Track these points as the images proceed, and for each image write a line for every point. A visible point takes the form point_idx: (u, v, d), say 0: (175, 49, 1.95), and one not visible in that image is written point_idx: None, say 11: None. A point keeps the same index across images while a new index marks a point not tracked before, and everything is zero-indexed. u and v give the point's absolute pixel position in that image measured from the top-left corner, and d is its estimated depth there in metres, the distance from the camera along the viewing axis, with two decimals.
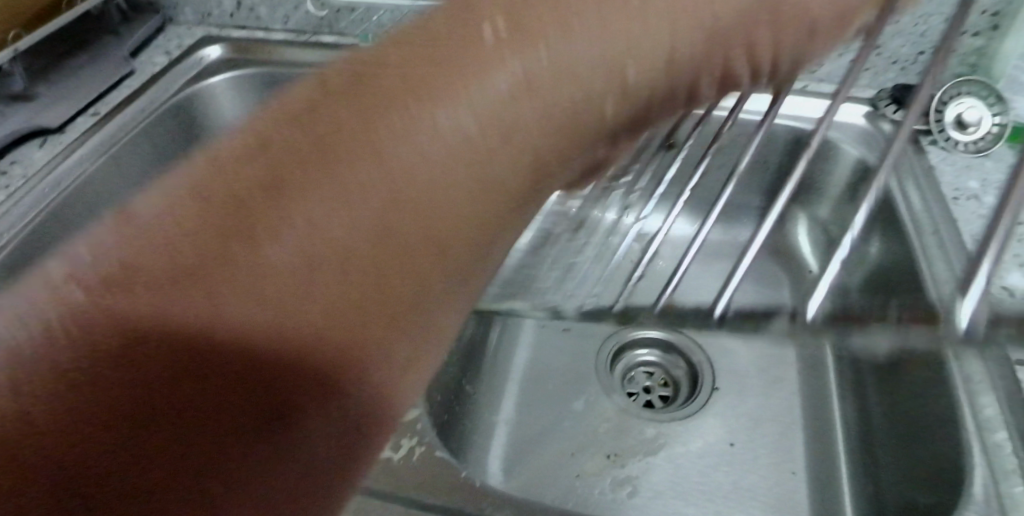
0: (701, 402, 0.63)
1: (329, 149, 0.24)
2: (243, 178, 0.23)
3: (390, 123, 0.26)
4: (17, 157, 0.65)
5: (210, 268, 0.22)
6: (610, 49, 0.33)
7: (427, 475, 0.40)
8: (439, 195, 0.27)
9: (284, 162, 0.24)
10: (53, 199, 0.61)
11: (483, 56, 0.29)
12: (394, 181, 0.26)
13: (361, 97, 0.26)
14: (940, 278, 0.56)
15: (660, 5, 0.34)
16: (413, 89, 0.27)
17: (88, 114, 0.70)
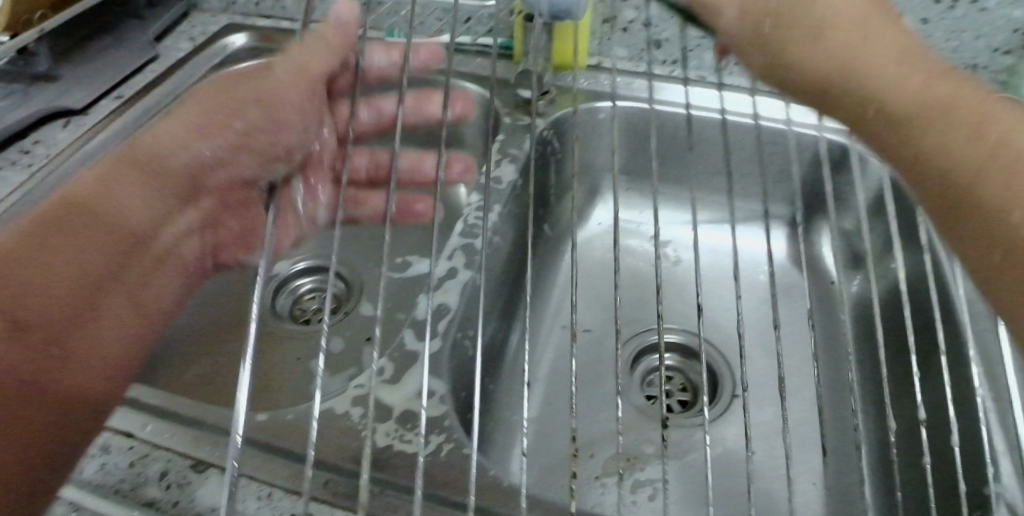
0: (724, 405, 0.63)
1: (118, 261, 0.42)
2: (95, 267, 0.40)
3: (120, 201, 0.42)
4: (40, 137, 0.64)
5: (58, 313, 0.38)
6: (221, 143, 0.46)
7: (450, 471, 0.37)
8: (120, 251, 0.42)
9: (80, 272, 0.39)
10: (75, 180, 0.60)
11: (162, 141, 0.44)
12: (126, 236, 0.42)
13: (100, 223, 0.41)
14: (973, 297, 0.55)
15: (151, 175, 0.44)
16: (137, 208, 0.43)
17: (112, 98, 0.68)
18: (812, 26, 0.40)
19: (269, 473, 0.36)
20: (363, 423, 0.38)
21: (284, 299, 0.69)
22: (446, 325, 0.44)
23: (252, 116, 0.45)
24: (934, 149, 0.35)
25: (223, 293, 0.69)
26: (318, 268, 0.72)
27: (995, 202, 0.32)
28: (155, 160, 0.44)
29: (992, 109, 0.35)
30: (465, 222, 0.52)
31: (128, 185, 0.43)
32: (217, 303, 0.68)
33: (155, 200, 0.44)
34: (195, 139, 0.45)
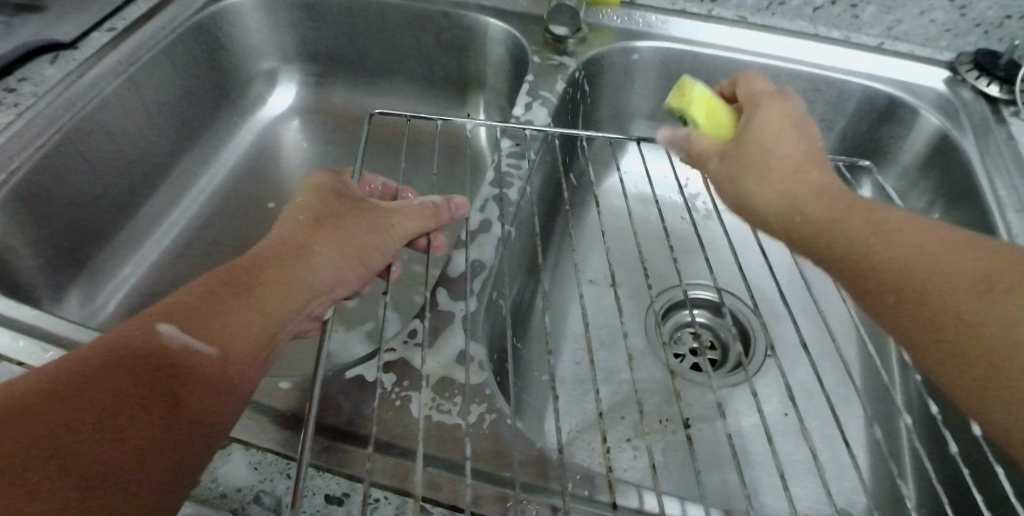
0: (755, 367, 0.60)
1: (269, 322, 0.33)
2: (250, 331, 0.33)
3: (301, 257, 0.36)
4: (24, 72, 0.57)
5: (193, 386, 0.30)
6: (377, 223, 0.40)
7: (490, 444, 0.34)
8: (272, 312, 0.34)
9: (235, 324, 0.32)
10: (66, 121, 0.54)
11: (347, 208, 0.40)
12: (285, 296, 0.35)
13: (270, 269, 0.35)
14: None
15: (327, 231, 0.38)
16: (299, 261, 0.36)
17: (103, 30, 0.62)
18: (754, 169, 0.44)
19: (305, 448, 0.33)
20: (395, 392, 0.35)
21: None
22: (481, 286, 0.40)
23: (381, 217, 0.41)
24: (897, 280, 0.34)
25: (228, 243, 0.64)
26: None
27: (1002, 353, 0.30)
28: (337, 214, 0.39)
29: (955, 242, 0.34)
30: (496, 171, 0.48)
31: (314, 241, 0.37)
32: (223, 254, 0.63)
33: (324, 261, 0.37)
34: (364, 213, 0.40)
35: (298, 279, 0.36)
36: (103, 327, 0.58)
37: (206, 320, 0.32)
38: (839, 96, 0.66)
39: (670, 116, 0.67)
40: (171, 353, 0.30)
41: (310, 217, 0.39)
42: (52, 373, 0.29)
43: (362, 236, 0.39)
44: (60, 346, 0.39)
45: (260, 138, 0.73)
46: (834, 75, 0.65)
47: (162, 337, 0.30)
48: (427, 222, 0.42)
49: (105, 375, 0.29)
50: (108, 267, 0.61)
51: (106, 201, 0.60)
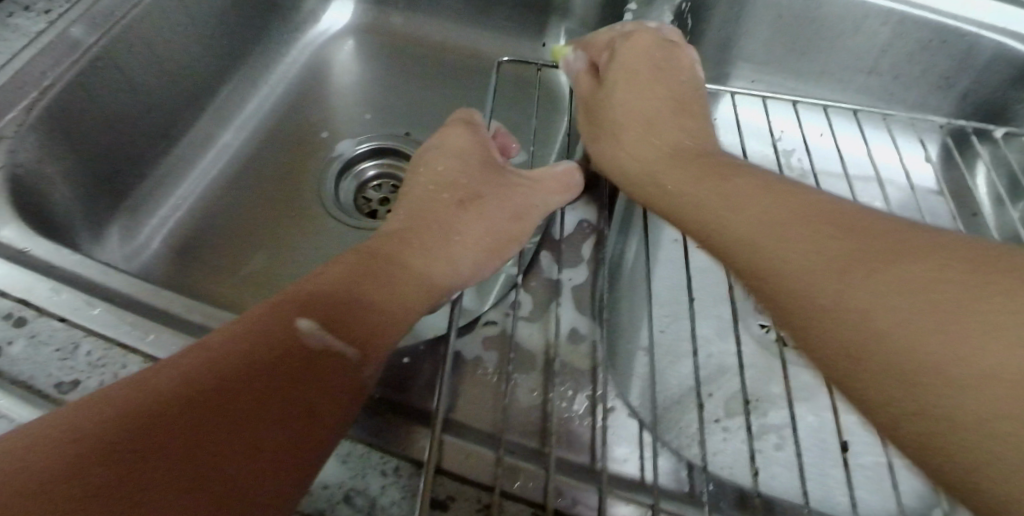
0: None
1: (399, 315, 0.33)
2: (387, 325, 0.32)
3: (431, 246, 0.36)
4: None
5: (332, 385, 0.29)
6: (507, 209, 0.39)
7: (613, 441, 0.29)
8: (405, 302, 0.33)
9: (374, 316, 0.32)
10: (103, 33, 0.48)
11: (475, 193, 0.39)
12: (417, 286, 0.34)
13: (403, 257, 0.35)
14: None
15: (456, 220, 0.38)
16: (432, 248, 0.36)
17: None
18: (666, 140, 0.39)
19: (405, 439, 0.30)
20: (496, 372, 0.34)
21: (347, 185, 0.59)
22: (590, 250, 0.39)
23: (512, 200, 0.39)
24: (778, 270, 0.27)
25: (280, 176, 0.59)
26: (383, 151, 0.61)
27: (892, 338, 0.23)
28: (468, 199, 0.39)
29: (842, 222, 0.27)
30: None
31: (446, 229, 0.37)
32: (274, 188, 0.58)
33: (453, 252, 0.36)
34: (495, 198, 0.39)
35: (429, 270, 0.35)
36: (146, 264, 0.53)
37: (349, 314, 0.31)
38: (966, 54, 0.53)
39: (777, 59, 0.59)
40: (315, 356, 0.29)
41: (450, 199, 0.39)
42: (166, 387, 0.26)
43: (490, 221, 0.38)
44: (107, 303, 0.34)
45: (312, 58, 0.66)
46: (964, 28, 0.51)
47: (310, 331, 0.29)
48: (562, 194, 0.40)
49: (233, 386, 0.27)
50: (151, 199, 0.56)
51: (146, 126, 0.55)
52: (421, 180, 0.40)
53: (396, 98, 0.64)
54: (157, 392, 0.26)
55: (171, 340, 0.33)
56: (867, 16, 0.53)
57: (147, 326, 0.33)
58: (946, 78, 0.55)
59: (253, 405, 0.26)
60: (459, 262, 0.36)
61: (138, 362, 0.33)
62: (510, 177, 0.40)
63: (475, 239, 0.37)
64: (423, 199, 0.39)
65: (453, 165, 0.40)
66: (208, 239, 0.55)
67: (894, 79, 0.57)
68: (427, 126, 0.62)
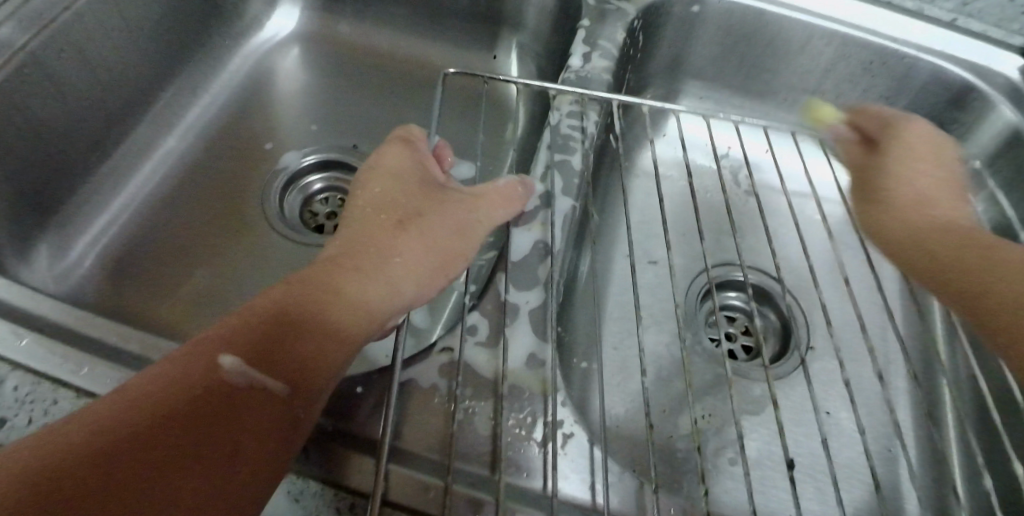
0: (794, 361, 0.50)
1: (331, 346, 0.31)
2: (319, 355, 0.31)
3: (368, 267, 0.34)
4: None
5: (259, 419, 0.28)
6: (451, 229, 0.37)
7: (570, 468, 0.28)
8: (338, 332, 0.32)
9: (305, 346, 0.31)
10: (30, 37, 0.45)
11: (415, 210, 0.37)
12: (353, 312, 0.32)
13: (338, 281, 0.33)
14: None
15: (394, 239, 0.36)
16: (370, 271, 0.34)
17: None
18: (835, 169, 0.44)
19: (358, 473, 0.30)
20: (452, 400, 0.34)
21: (294, 200, 0.57)
22: (547, 273, 0.39)
23: (456, 220, 0.38)
24: (943, 268, 0.34)
25: (222, 190, 0.56)
26: (330, 165, 0.59)
27: (1015, 300, 0.30)
28: (407, 217, 0.37)
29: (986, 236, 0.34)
30: (555, 134, 0.45)
31: (384, 249, 0.35)
32: (215, 202, 0.56)
33: (391, 275, 0.35)
34: (436, 215, 0.37)
35: (368, 295, 0.33)
36: (76, 285, 0.50)
37: (281, 345, 0.30)
38: (904, 75, 0.56)
39: (723, 78, 0.60)
40: (249, 395, 0.28)
41: (389, 218, 0.37)
42: (96, 427, 0.26)
43: (433, 241, 0.37)
44: (36, 334, 0.34)
45: (255, 66, 0.64)
46: (903, 50, 0.54)
47: (235, 368, 0.29)
48: (512, 207, 0.40)
49: (166, 429, 0.26)
50: (81, 215, 0.53)
51: (77, 136, 0.51)
52: (357, 197, 0.38)
53: (344, 108, 0.62)
54: (82, 434, 0.26)
55: (107, 373, 0.33)
56: (809, 38, 0.56)
57: (80, 360, 0.33)
58: (881, 98, 0.58)
59: (189, 446, 0.26)
60: (399, 284, 0.35)
61: (68, 397, 0.33)
62: (450, 194, 0.39)
63: (416, 260, 0.36)
64: (358, 220, 0.37)
65: (388, 184, 0.39)
66: (144, 256, 0.52)
67: (834, 99, 0.59)
68: (378, 137, 0.60)
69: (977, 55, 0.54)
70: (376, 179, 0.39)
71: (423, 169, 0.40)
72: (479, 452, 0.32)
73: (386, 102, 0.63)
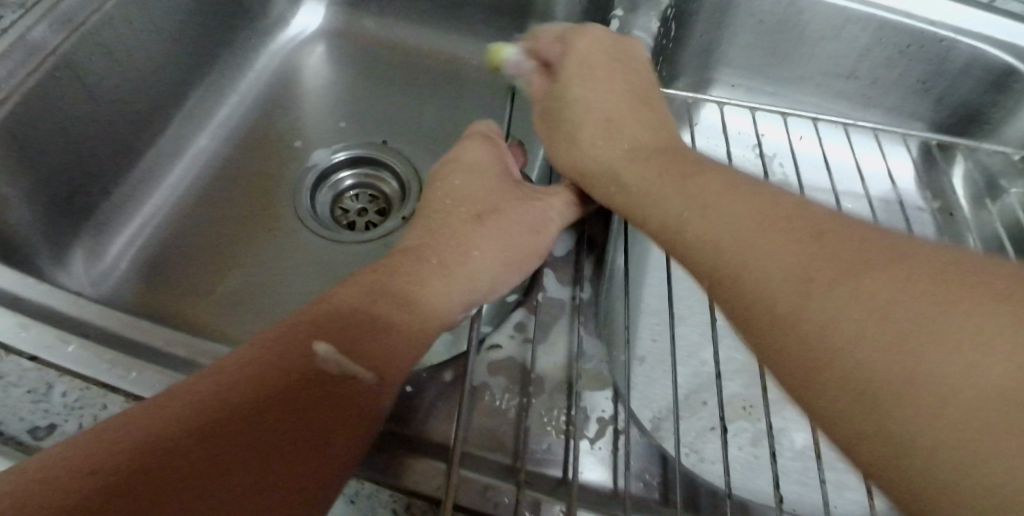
0: None
1: (410, 341, 0.32)
2: (399, 349, 0.31)
3: (446, 263, 0.35)
4: None
5: (338, 412, 0.28)
6: (524, 224, 0.38)
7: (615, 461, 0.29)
8: (416, 325, 0.32)
9: (386, 340, 0.31)
10: (62, 39, 0.45)
11: (494, 205, 0.38)
12: (429, 306, 0.33)
13: (416, 276, 0.34)
14: None
15: (469, 234, 0.37)
16: (447, 265, 0.35)
17: None
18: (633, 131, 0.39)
19: (417, 475, 0.30)
20: (506, 398, 0.34)
21: (324, 197, 0.57)
22: (593, 267, 0.40)
23: (528, 215, 0.38)
24: (691, 246, 0.31)
25: (254, 189, 0.56)
26: (361, 161, 0.59)
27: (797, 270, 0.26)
28: (480, 213, 0.38)
29: (805, 215, 0.28)
30: None
31: (461, 243, 0.36)
32: (247, 201, 0.56)
33: (465, 271, 0.35)
34: (510, 211, 0.38)
35: (442, 289, 0.34)
36: (113, 286, 0.51)
37: (363, 336, 0.31)
38: (942, 58, 0.54)
39: (755, 66, 0.59)
40: (332, 386, 0.28)
41: (467, 213, 0.38)
42: (182, 417, 0.26)
43: (508, 235, 0.37)
44: (82, 339, 0.34)
45: (282, 64, 0.64)
46: (940, 33, 0.53)
47: (322, 361, 0.29)
48: (581, 209, 0.40)
49: (251, 419, 0.26)
50: (115, 217, 0.53)
51: (110, 138, 0.52)
52: (440, 191, 0.39)
53: (371, 105, 0.62)
54: (168, 424, 0.26)
55: (156, 377, 0.34)
56: (842, 23, 0.54)
57: (128, 364, 0.34)
58: (918, 82, 0.56)
59: (274, 437, 0.26)
60: (472, 280, 0.35)
61: (118, 402, 0.34)
62: (526, 190, 0.39)
63: (489, 254, 0.36)
64: (437, 215, 0.38)
65: (467, 177, 0.40)
66: (179, 257, 0.53)
67: (871, 83, 0.58)
68: (406, 133, 0.60)
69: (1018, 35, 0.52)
70: (456, 171, 0.40)
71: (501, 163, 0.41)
72: (536, 452, 0.32)
73: (413, 98, 0.62)
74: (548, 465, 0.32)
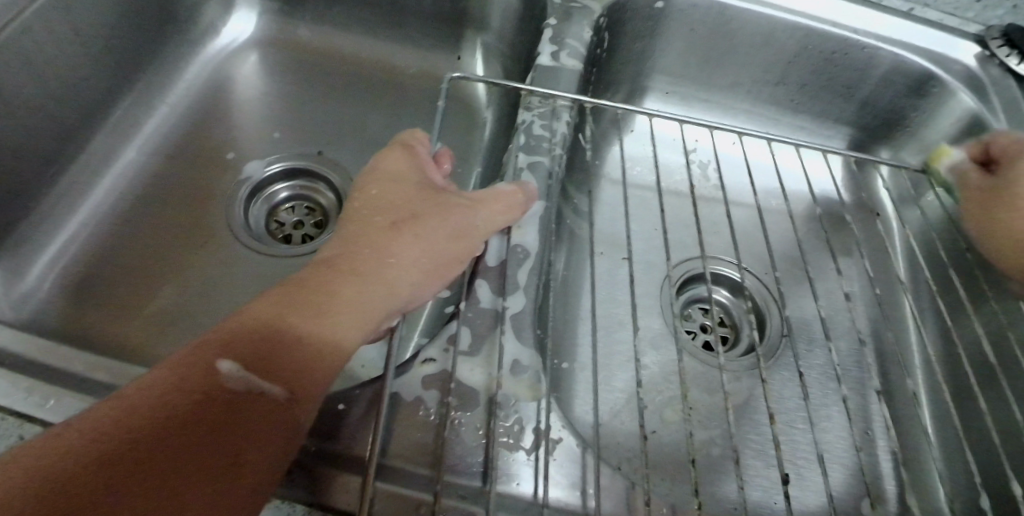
0: (770, 349, 0.51)
1: (324, 356, 0.31)
2: (312, 362, 0.31)
3: (362, 273, 0.34)
4: None
5: (247, 429, 0.28)
6: (448, 231, 0.37)
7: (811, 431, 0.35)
8: (333, 342, 0.32)
9: (300, 354, 0.31)
10: None
11: (414, 210, 0.37)
12: (347, 318, 0.32)
13: (330, 288, 0.33)
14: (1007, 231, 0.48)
15: (388, 244, 0.35)
16: (364, 275, 0.34)
17: None
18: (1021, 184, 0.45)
19: (339, 492, 0.31)
20: (439, 412, 0.34)
21: (258, 210, 0.56)
22: (526, 277, 0.39)
23: (453, 220, 0.37)
24: None
25: (185, 202, 0.54)
26: (296, 173, 0.58)
27: None
28: (400, 220, 0.36)
29: None
30: (527, 136, 0.45)
31: (379, 252, 0.35)
32: (178, 215, 0.54)
33: (386, 281, 0.34)
34: (432, 216, 0.37)
35: (361, 302, 0.33)
36: (35, 309, 0.48)
37: (271, 355, 0.30)
38: (865, 65, 0.57)
39: (691, 73, 0.61)
40: (241, 403, 0.28)
41: (385, 220, 0.36)
42: (71, 443, 0.26)
43: (431, 244, 0.36)
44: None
45: (212, 74, 0.62)
46: (863, 40, 0.55)
47: (228, 378, 0.29)
48: (512, 216, 0.39)
49: (155, 439, 0.26)
50: (36, 235, 0.50)
51: (29, 153, 0.49)
52: (356, 198, 0.38)
53: (308, 115, 0.61)
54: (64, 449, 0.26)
55: (75, 404, 0.32)
56: (772, 32, 0.56)
57: (47, 392, 0.32)
58: (843, 88, 0.59)
59: (182, 456, 0.26)
60: (392, 289, 0.35)
61: (37, 431, 0.31)
62: (450, 197, 0.38)
63: (409, 264, 0.35)
64: (354, 221, 0.37)
65: (386, 185, 0.38)
66: (106, 275, 0.50)
67: (800, 89, 0.60)
68: (343, 143, 0.59)
69: (932, 44, 0.55)
70: (376, 174, 0.39)
71: (422, 170, 0.40)
72: (465, 464, 0.32)
73: (350, 107, 0.62)
74: (468, 474, 0.32)
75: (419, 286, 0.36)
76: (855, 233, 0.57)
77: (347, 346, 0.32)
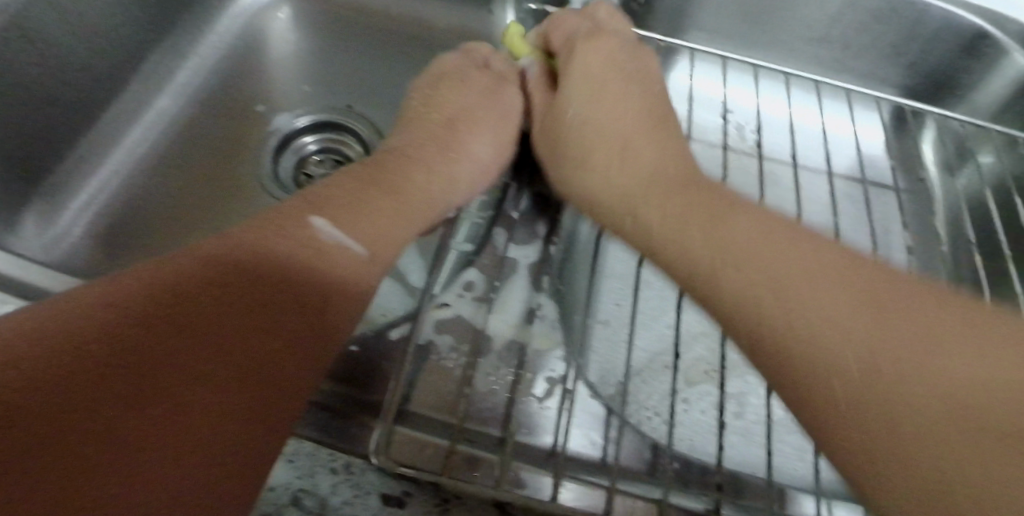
0: None
1: (401, 219, 0.38)
2: (387, 229, 0.37)
3: (424, 160, 0.42)
4: None
5: (330, 280, 0.33)
6: (495, 135, 0.46)
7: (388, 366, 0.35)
8: (409, 206, 0.39)
9: (377, 220, 0.36)
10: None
11: (459, 118, 0.47)
12: (415, 192, 0.40)
13: (397, 169, 0.40)
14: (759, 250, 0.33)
15: (440, 142, 0.44)
16: (426, 162, 0.42)
17: None
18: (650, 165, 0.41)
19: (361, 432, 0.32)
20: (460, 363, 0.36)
21: (287, 161, 0.55)
22: None
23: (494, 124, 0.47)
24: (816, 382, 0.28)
25: (214, 153, 0.55)
26: (326, 126, 0.58)
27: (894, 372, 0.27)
28: (450, 126, 0.46)
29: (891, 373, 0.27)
30: None
31: (431, 147, 0.44)
32: (207, 166, 0.55)
33: (442, 170, 0.42)
34: (476, 121, 0.47)
35: (424, 179, 0.41)
36: (70, 254, 0.50)
37: (355, 217, 0.35)
38: (914, 23, 0.54)
39: (728, 30, 0.58)
40: (326, 258, 0.33)
41: (439, 124, 0.46)
42: (184, 273, 0.30)
43: (476, 144, 0.45)
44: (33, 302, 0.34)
45: (244, 26, 0.62)
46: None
47: (318, 234, 0.33)
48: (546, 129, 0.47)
49: (258, 277, 0.31)
50: (72, 182, 0.52)
51: (65, 103, 0.51)
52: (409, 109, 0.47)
53: (337, 69, 0.61)
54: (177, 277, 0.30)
55: None
56: None
57: None
58: (889, 47, 0.56)
59: (282, 293, 0.31)
60: (448, 174, 0.42)
61: None
62: (490, 107, 0.48)
63: (459, 157, 0.44)
64: (408, 127, 0.45)
65: (435, 95, 0.48)
66: (137, 223, 0.52)
67: (842, 48, 0.57)
68: (370, 97, 0.59)
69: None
70: (423, 91, 0.48)
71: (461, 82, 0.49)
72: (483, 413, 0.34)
73: (378, 62, 0.61)
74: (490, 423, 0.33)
75: (466, 178, 0.43)
76: (896, 200, 0.55)
77: (419, 212, 0.39)
